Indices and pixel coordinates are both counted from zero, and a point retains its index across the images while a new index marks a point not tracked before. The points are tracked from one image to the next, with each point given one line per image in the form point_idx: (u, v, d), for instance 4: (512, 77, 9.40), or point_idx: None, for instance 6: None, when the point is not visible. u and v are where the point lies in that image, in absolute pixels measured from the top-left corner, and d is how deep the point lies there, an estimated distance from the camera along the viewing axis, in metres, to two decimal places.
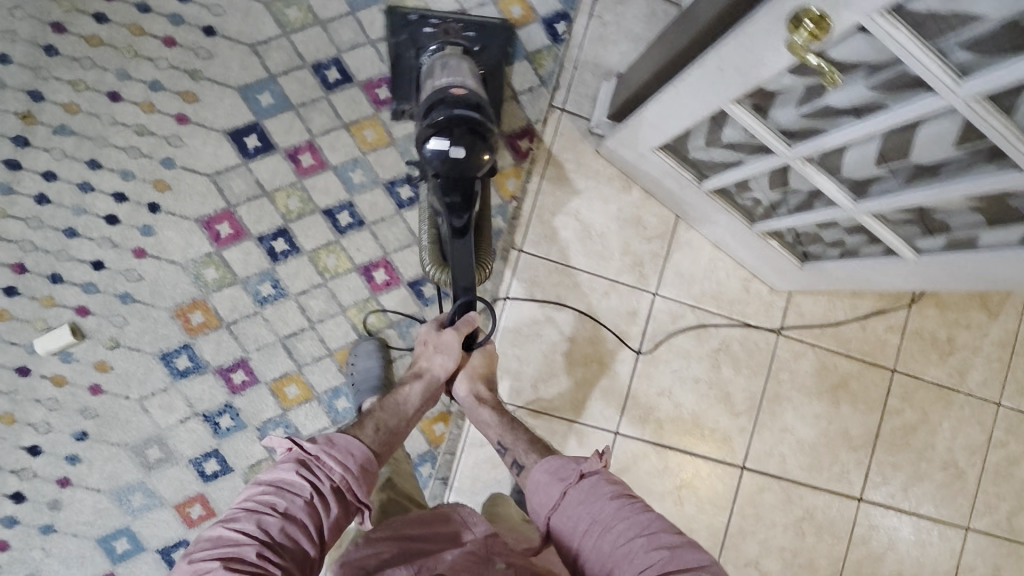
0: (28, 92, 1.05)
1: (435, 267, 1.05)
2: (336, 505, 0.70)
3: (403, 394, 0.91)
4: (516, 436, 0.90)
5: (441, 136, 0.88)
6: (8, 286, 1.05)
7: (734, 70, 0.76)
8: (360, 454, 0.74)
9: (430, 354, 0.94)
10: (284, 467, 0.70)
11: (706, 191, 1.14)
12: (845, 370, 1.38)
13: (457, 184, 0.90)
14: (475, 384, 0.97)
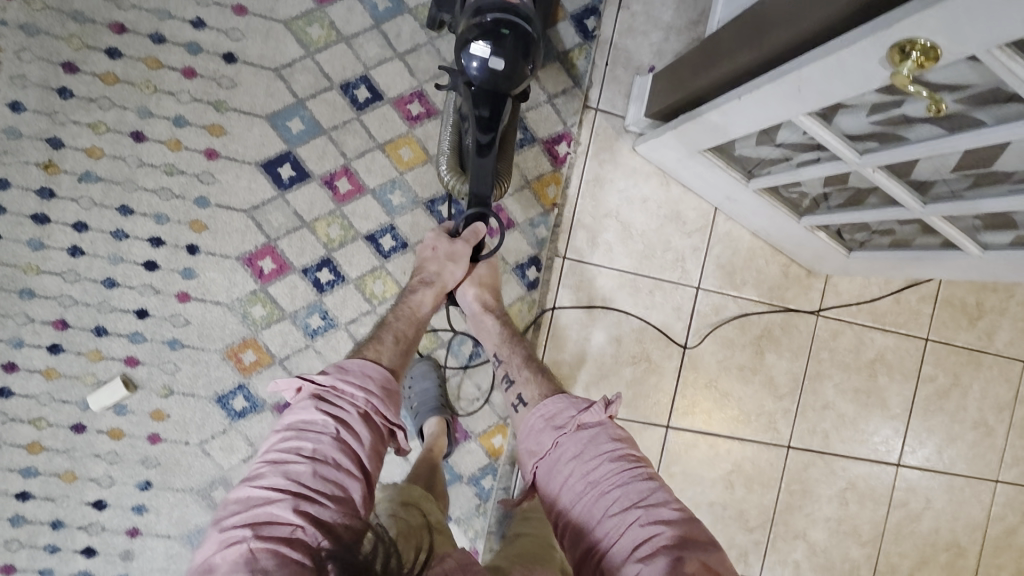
0: (46, 139, 0.99)
1: (451, 172, 0.98)
2: (366, 431, 0.69)
3: (416, 299, 0.94)
4: (515, 351, 0.96)
5: (484, 40, 0.85)
6: (51, 343, 1.01)
7: (816, 86, 0.76)
8: (376, 375, 0.75)
9: (439, 261, 0.96)
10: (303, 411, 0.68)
11: (753, 190, 1.14)
12: (881, 344, 1.41)
13: (491, 96, 0.88)
14: (481, 293, 1.00)
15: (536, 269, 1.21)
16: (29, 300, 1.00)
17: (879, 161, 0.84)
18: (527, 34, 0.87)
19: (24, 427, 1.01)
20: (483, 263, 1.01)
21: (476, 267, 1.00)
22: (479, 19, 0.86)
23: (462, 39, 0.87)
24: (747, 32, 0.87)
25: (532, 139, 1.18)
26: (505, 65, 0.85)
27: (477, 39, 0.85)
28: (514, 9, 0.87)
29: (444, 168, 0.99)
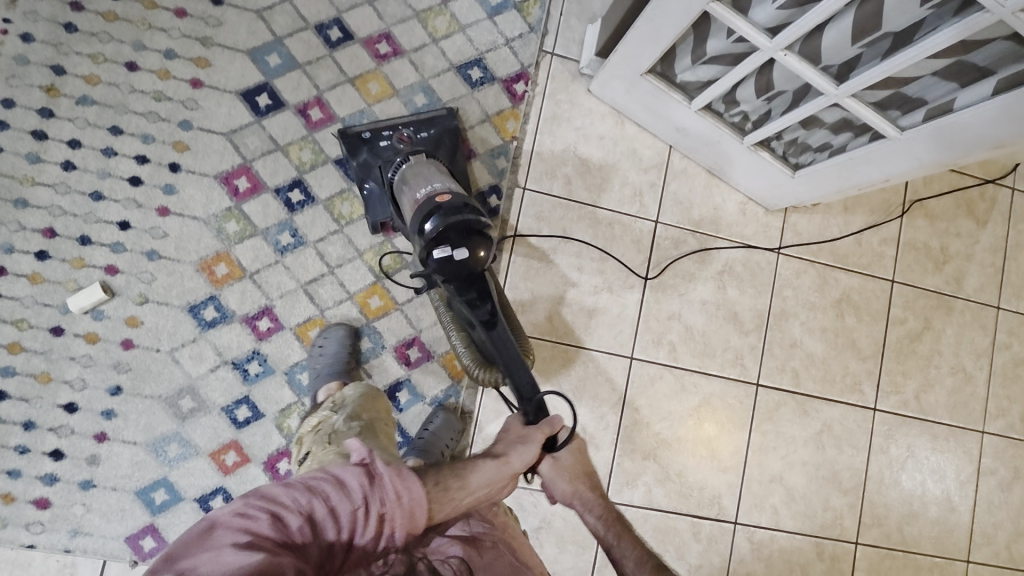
0: (50, 67, 1.11)
1: (479, 367, 1.07)
2: (373, 532, 0.60)
3: (470, 472, 0.73)
4: (622, 544, 0.81)
5: (441, 245, 0.90)
6: (38, 250, 1.09)
7: None
8: (418, 498, 0.64)
9: (510, 442, 0.80)
10: (354, 469, 0.63)
11: (695, 111, 1.19)
12: (846, 284, 1.43)
13: (471, 279, 0.92)
14: (572, 487, 0.85)
15: (497, 198, 1.27)
16: (22, 210, 1.09)
17: (786, 41, 0.92)
18: (472, 219, 0.91)
19: (7, 328, 1.07)
20: (563, 449, 0.84)
21: (556, 457, 0.84)
22: (429, 233, 0.91)
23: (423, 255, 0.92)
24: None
25: (491, 78, 1.28)
26: (468, 253, 0.90)
27: (435, 248, 0.90)
28: (449, 204, 0.93)
29: (471, 363, 1.08)
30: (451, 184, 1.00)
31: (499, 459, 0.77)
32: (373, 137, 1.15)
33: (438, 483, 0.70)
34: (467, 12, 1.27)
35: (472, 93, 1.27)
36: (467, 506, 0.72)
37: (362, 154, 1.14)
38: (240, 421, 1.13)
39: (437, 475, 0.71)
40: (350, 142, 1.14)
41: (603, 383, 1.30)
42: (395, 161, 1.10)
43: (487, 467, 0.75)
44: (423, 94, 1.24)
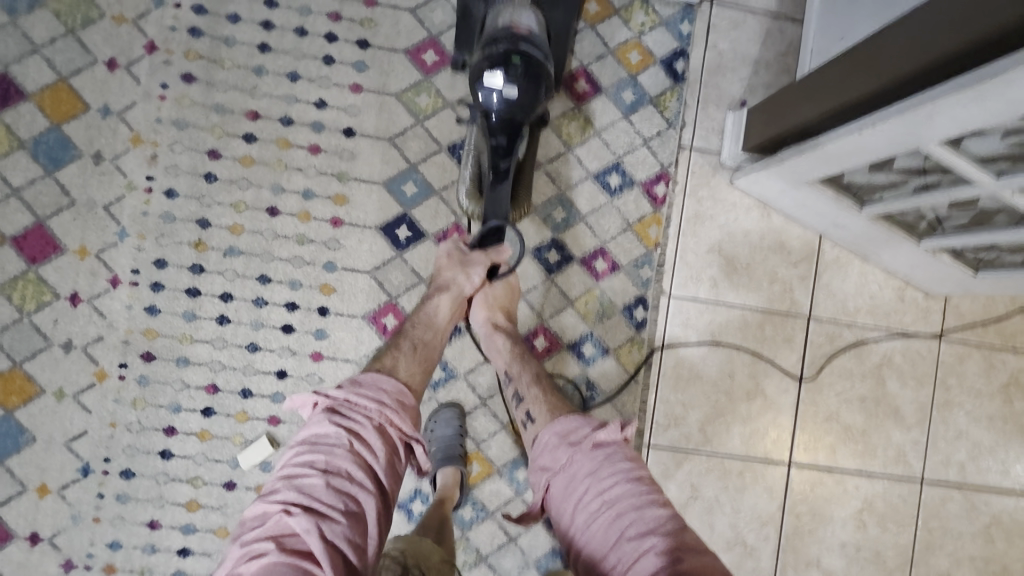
0: (196, 221, 1.09)
1: (470, 200, 1.09)
2: (375, 441, 0.73)
3: (432, 306, 0.99)
4: (525, 369, 1.00)
5: (498, 73, 0.93)
6: (204, 407, 1.09)
7: (953, 115, 0.74)
8: (389, 391, 0.79)
9: (454, 266, 1.01)
10: (318, 423, 0.73)
11: (866, 218, 1.11)
12: (1014, 366, 1.32)
13: (508, 125, 0.97)
14: (493, 313, 1.05)
15: (643, 309, 1.21)
16: (184, 367, 1.09)
17: (1017, 183, 0.80)
18: (537, 64, 0.95)
19: (183, 486, 1.09)
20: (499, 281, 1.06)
21: (491, 285, 1.05)
22: (490, 53, 0.94)
23: (477, 69, 0.95)
24: (857, 72, 0.86)
25: (630, 182, 1.20)
26: (517, 93, 0.94)
27: (492, 71, 0.94)
28: (522, 39, 0.96)
29: (463, 194, 1.10)
30: (536, 28, 1.00)
31: (448, 292, 0.99)
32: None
33: (415, 342, 0.94)
34: (602, 114, 1.19)
35: (612, 201, 1.19)
36: (438, 337, 0.99)
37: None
38: None
39: (413, 334, 0.95)
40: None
41: (760, 492, 1.24)
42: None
43: (443, 302, 0.99)
44: (562, 207, 1.18)
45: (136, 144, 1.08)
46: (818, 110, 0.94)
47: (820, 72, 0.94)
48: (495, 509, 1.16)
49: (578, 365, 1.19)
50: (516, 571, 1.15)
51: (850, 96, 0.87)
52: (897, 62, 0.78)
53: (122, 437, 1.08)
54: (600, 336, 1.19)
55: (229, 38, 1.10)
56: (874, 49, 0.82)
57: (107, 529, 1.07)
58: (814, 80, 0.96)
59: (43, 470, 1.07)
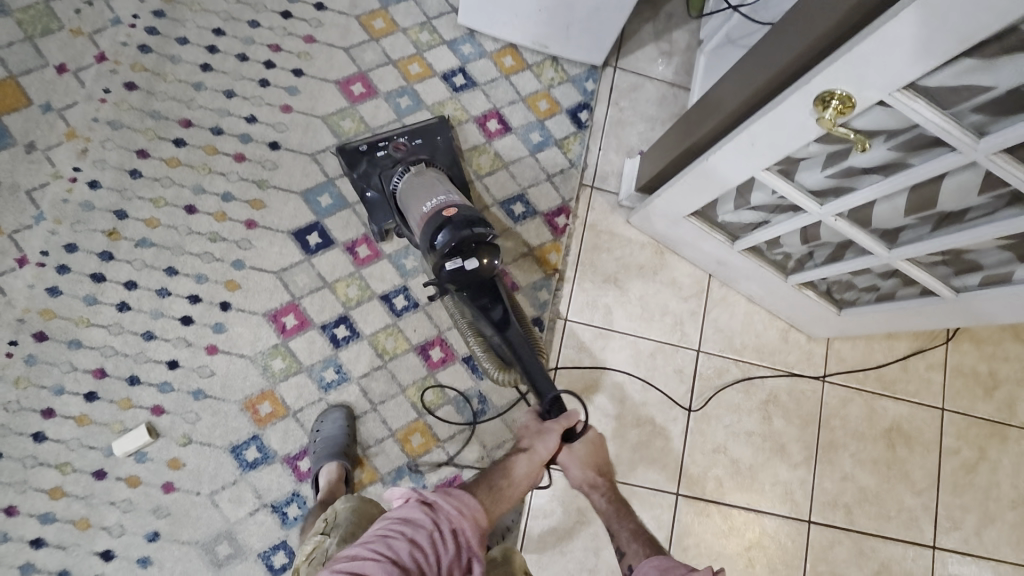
0: (114, 212, 1.16)
1: (498, 370, 1.07)
2: (452, 544, 0.72)
3: (508, 467, 0.89)
4: (622, 526, 0.89)
5: (454, 257, 0.95)
6: (88, 391, 1.10)
7: (766, 140, 0.89)
8: (476, 506, 0.77)
9: (530, 435, 0.93)
10: (412, 506, 0.74)
11: (738, 251, 1.21)
12: (894, 413, 1.39)
13: (485, 288, 0.99)
14: (585, 473, 0.94)
15: (539, 329, 1.27)
16: (75, 350, 1.11)
17: (838, 210, 0.94)
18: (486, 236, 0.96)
19: (50, 472, 1.06)
20: (579, 441, 0.95)
21: (571, 446, 0.95)
22: (436, 247, 0.96)
23: (435, 266, 0.97)
24: (703, 115, 1.02)
25: (533, 212, 1.30)
26: (478, 265, 0.95)
27: (450, 259, 0.95)
28: (456, 217, 0.97)
29: (490, 367, 1.08)
30: (459, 199, 1.04)
31: (529, 454, 0.90)
32: (370, 148, 1.17)
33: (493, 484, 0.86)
34: (511, 150, 1.31)
35: (516, 227, 1.29)
36: (521, 495, 0.88)
37: (361, 166, 1.16)
38: (276, 568, 1.08)
39: (494, 480, 0.86)
40: (346, 154, 1.16)
41: (648, 521, 1.25)
42: (391, 169, 1.14)
43: (524, 463, 0.89)
44: None
45: (69, 139, 1.16)
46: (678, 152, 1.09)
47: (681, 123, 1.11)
48: None
49: (471, 379, 1.22)
50: None
51: (697, 133, 1.02)
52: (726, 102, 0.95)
53: None
54: None
55: (175, 56, 1.22)
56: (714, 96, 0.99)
57: None
58: (677, 129, 1.12)
59: None
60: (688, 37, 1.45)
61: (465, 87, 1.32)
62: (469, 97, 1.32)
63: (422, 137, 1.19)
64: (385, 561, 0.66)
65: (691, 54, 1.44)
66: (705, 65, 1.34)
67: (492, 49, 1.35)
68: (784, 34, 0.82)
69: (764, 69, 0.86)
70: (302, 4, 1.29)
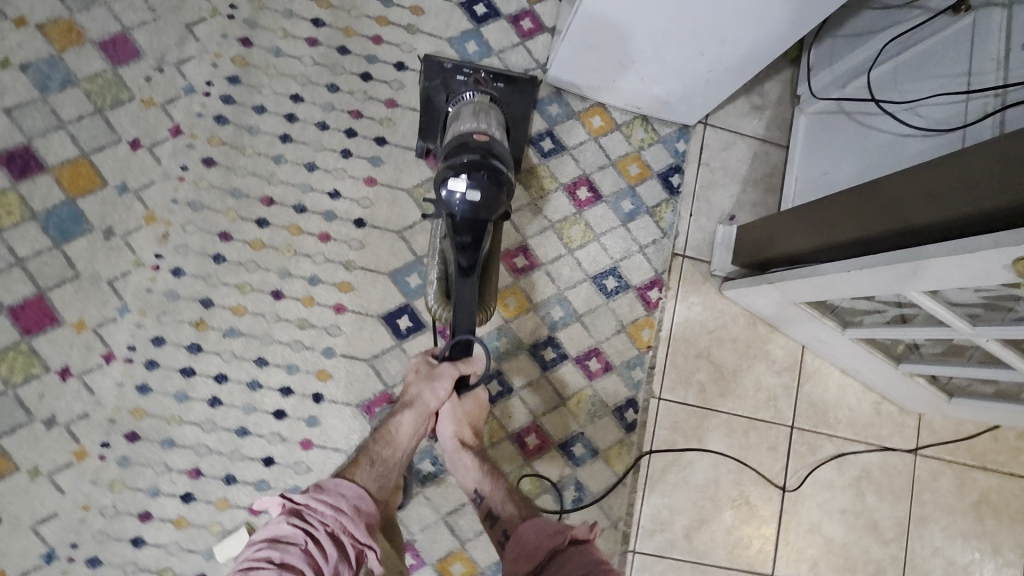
0: (199, 300, 1.11)
1: (438, 302, 1.05)
2: (329, 548, 0.74)
3: (395, 425, 0.95)
4: (496, 484, 0.94)
5: (460, 175, 0.90)
6: (184, 492, 1.07)
7: (935, 273, 0.81)
8: (351, 495, 0.81)
9: (421, 382, 0.97)
10: (277, 523, 0.74)
11: (848, 338, 1.17)
12: (984, 485, 1.36)
13: (473, 226, 0.92)
14: (462, 428, 1.00)
15: (633, 411, 1.23)
16: (169, 449, 1.08)
17: (990, 332, 0.90)
18: (501, 173, 0.91)
19: None
20: (469, 396, 1.02)
21: (460, 398, 1.01)
22: (455, 159, 0.92)
23: (440, 174, 0.92)
24: (846, 215, 0.93)
25: (626, 286, 1.24)
26: (479, 198, 0.89)
27: (456, 176, 0.90)
28: (486, 145, 0.94)
29: (433, 298, 1.06)
30: (500, 136, 0.99)
31: (414, 407, 0.95)
32: (453, 69, 1.11)
33: (373, 458, 0.91)
34: (601, 221, 1.24)
35: (608, 303, 1.23)
36: (401, 457, 0.95)
37: (436, 83, 1.12)
38: None
39: (372, 451, 0.92)
40: (427, 65, 1.11)
41: None
42: (462, 94, 1.09)
43: (408, 418, 0.95)
44: (560, 306, 1.21)
45: (149, 222, 1.10)
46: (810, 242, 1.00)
47: (812, 204, 1.01)
48: None
49: (567, 466, 1.19)
50: None
51: (841, 234, 0.93)
52: (886, 214, 0.85)
53: (94, 521, 1.04)
54: (591, 436, 1.21)
55: (253, 127, 1.14)
56: (862, 196, 0.90)
57: None
58: (804, 211, 1.03)
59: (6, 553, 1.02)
60: (787, 88, 1.34)
61: (553, 151, 1.23)
62: (557, 163, 1.23)
63: (505, 82, 1.11)
64: None
65: (789, 108, 1.34)
66: (814, 127, 1.22)
67: (580, 109, 1.25)
68: (973, 177, 0.72)
69: (943, 204, 0.77)
70: (382, 63, 1.19)
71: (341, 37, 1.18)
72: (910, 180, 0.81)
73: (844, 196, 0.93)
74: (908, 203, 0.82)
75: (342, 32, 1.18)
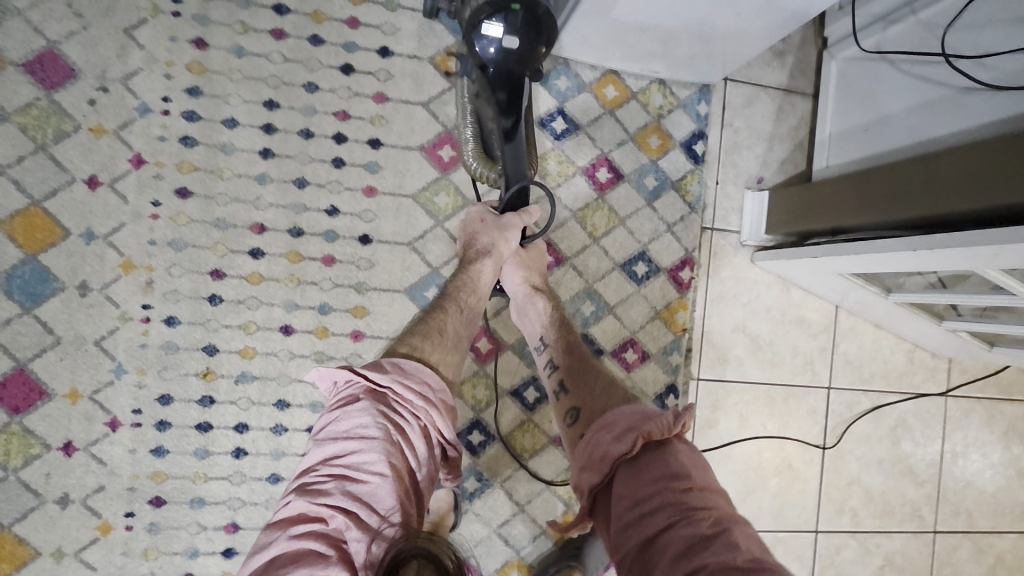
0: (202, 348, 0.99)
1: (476, 159, 0.97)
2: (421, 443, 0.71)
3: (473, 271, 0.95)
4: (560, 335, 0.93)
5: (496, 18, 0.80)
6: (224, 548, 1.01)
7: (1019, 255, 0.75)
8: (435, 386, 0.76)
9: (490, 230, 0.96)
10: (362, 414, 0.68)
11: (891, 302, 1.13)
12: (1010, 415, 1.39)
13: (507, 76, 0.85)
14: (531, 274, 0.98)
15: (675, 396, 1.19)
16: (200, 508, 1.00)
17: None
18: (542, 12, 0.81)
19: None
20: (529, 246, 1.01)
21: (523, 249, 0.99)
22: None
23: (472, 16, 0.82)
24: (918, 188, 0.87)
25: (656, 270, 1.17)
26: (518, 43, 0.81)
27: (490, 19, 0.80)
28: None
29: (470, 154, 0.98)
30: None
31: (493, 256, 0.94)
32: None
33: (458, 306, 0.92)
34: (625, 202, 1.15)
35: (639, 290, 1.17)
36: (479, 305, 0.95)
37: None
38: None
39: (458, 297, 0.92)
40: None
41: (792, 562, 1.27)
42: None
43: (487, 267, 0.95)
44: (590, 300, 1.14)
45: (127, 270, 0.97)
46: (872, 216, 0.95)
47: (874, 175, 0.96)
48: None
49: None
50: None
51: (912, 208, 0.88)
52: (970, 188, 0.80)
53: None
54: None
55: (227, 144, 1.00)
56: (943, 167, 0.84)
57: None
58: (865, 180, 0.97)
59: None
60: (806, 28, 1.23)
61: (567, 131, 1.13)
62: (573, 144, 1.13)
63: None
64: (348, 509, 0.62)
65: (807, 51, 1.24)
66: (856, 77, 1.12)
67: (590, 79, 1.14)
68: None
69: None
70: (363, 51, 1.04)
71: (311, 24, 1.02)
72: (1004, 152, 0.76)
73: (918, 167, 0.87)
74: (1000, 178, 0.75)
75: (312, 18, 1.02)
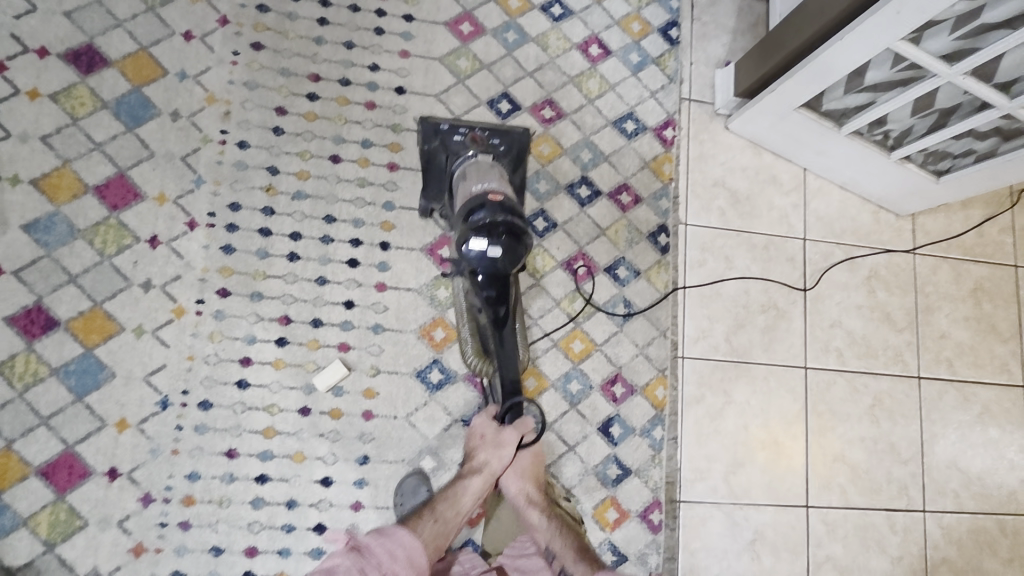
0: (266, 168, 1.20)
1: (476, 356, 1.13)
2: None
3: (462, 488, 1.04)
4: (567, 544, 1.04)
5: (480, 236, 0.92)
6: (278, 337, 1.15)
7: (914, 4, 0.98)
8: (407, 545, 0.88)
9: (487, 448, 1.07)
10: (339, 558, 0.84)
11: (845, 136, 1.31)
12: (978, 274, 1.52)
13: (496, 278, 0.96)
14: (526, 484, 1.09)
15: (666, 235, 1.37)
16: (258, 301, 1.16)
17: (967, 68, 1.04)
18: (520, 225, 0.94)
19: (260, 414, 1.12)
20: (526, 451, 1.11)
21: (519, 455, 1.10)
22: (472, 219, 0.94)
23: (461, 235, 0.95)
24: None
25: (643, 128, 1.39)
26: (501, 252, 0.92)
27: (475, 235, 0.93)
28: (503, 205, 0.95)
29: (469, 351, 1.15)
30: (511, 190, 1.01)
31: (482, 473, 1.05)
32: (449, 130, 1.15)
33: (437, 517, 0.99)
34: (614, 72, 1.40)
35: (630, 143, 1.38)
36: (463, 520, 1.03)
37: (433, 144, 1.16)
38: None
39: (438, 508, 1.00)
40: (424, 129, 1.15)
41: (785, 395, 1.38)
42: (463, 153, 1.13)
43: (476, 483, 1.05)
44: (588, 149, 1.35)
45: (210, 103, 1.20)
46: (809, 32, 1.17)
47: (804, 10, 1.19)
48: (552, 421, 1.26)
49: (614, 287, 1.32)
50: (577, 478, 1.25)
51: (832, 13, 1.11)
52: None
53: (200, 369, 1.12)
54: (631, 259, 1.34)
55: (292, 13, 1.26)
56: None
57: (186, 461, 1.08)
58: (797, 20, 1.20)
59: (122, 405, 1.08)
60: None
61: (564, 16, 1.39)
62: (568, 26, 1.39)
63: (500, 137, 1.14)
64: None
65: None
66: None
67: None
68: None
69: None
70: None
71: None
72: None
73: None
74: None
75: None
